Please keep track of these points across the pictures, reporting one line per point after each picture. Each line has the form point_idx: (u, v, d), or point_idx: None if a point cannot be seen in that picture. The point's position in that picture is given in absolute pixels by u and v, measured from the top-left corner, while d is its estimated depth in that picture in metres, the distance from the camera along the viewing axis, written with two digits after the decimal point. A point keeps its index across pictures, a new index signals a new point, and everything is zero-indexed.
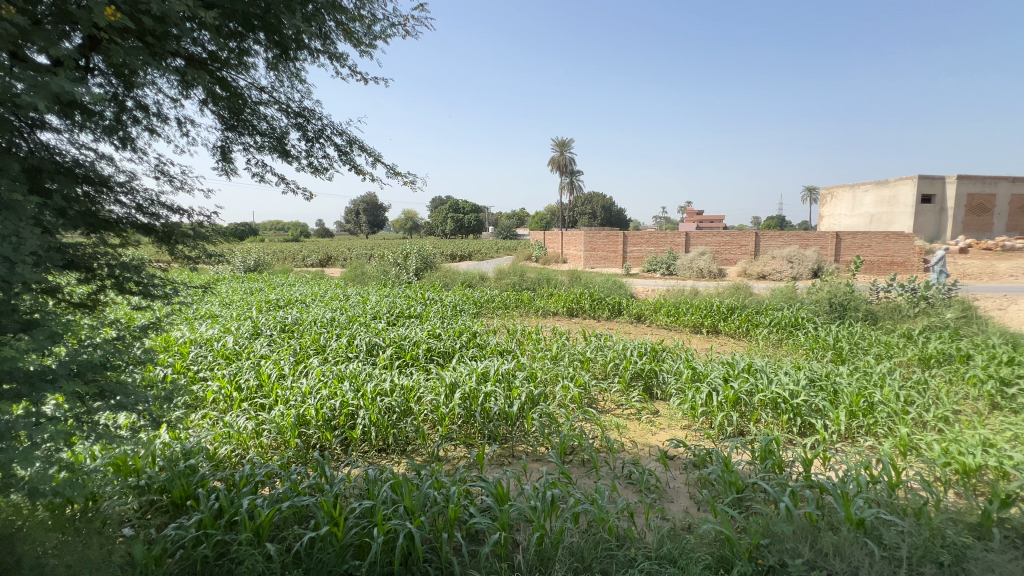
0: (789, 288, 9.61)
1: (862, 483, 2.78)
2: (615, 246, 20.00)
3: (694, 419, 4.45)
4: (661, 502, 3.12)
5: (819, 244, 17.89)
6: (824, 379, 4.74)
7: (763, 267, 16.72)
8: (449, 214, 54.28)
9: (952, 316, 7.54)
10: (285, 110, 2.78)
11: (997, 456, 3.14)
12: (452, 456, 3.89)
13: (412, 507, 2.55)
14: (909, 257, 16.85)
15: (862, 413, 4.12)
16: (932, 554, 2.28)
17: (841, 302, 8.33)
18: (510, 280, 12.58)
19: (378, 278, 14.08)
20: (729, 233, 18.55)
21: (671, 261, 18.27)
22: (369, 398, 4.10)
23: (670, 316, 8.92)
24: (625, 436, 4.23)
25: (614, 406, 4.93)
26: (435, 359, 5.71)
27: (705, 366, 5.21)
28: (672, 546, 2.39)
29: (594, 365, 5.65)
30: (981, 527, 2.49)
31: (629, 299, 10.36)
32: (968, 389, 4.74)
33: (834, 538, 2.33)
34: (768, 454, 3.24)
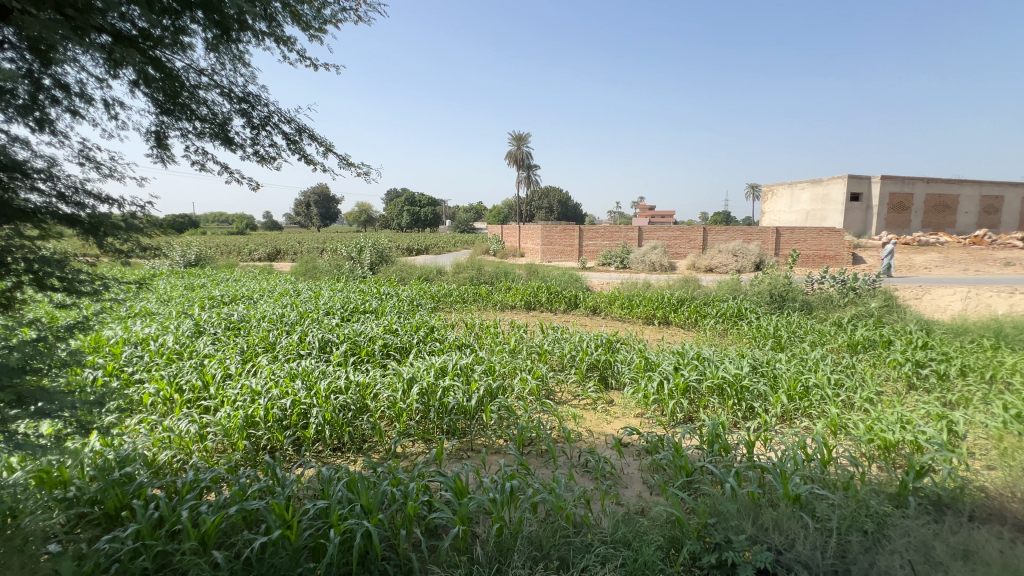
0: (734, 280, 10.11)
1: (798, 461, 2.99)
2: (571, 240, 20.32)
3: (647, 408, 4.63)
4: (616, 488, 3.23)
5: (761, 239, 18.92)
6: (765, 365, 5.05)
7: (710, 260, 17.51)
8: (405, 207, 53.36)
9: (875, 305, 8.20)
10: (227, 95, 2.62)
11: (913, 431, 3.46)
12: (409, 452, 3.86)
13: (369, 506, 2.50)
14: (840, 251, 18.10)
15: (798, 396, 4.43)
16: (859, 523, 2.48)
17: (781, 293, 8.88)
18: (468, 274, 12.53)
19: (330, 272, 13.63)
20: (678, 228, 19.27)
21: (624, 255, 18.79)
22: (322, 397, 3.98)
23: (624, 308, 9.19)
24: (581, 426, 4.34)
25: (570, 397, 5.04)
26: (392, 354, 5.61)
27: (656, 356, 5.41)
28: (626, 530, 2.48)
29: (552, 357, 5.74)
30: (899, 497, 2.74)
31: (585, 292, 10.57)
32: (889, 371, 5.20)
33: (774, 514, 2.48)
34: (715, 438, 3.42)
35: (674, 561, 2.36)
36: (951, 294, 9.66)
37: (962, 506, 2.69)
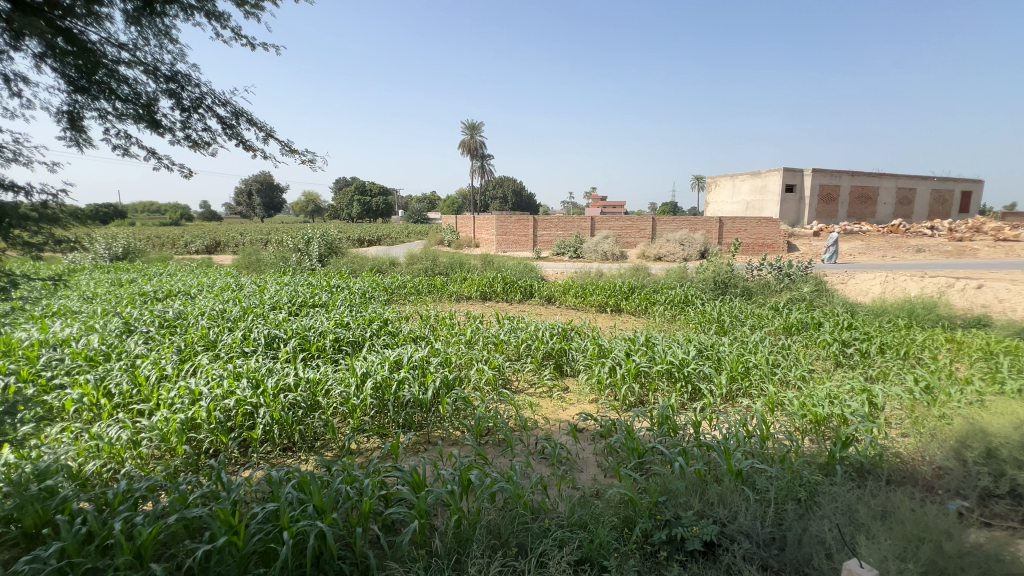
0: (681, 268, 10.53)
1: (741, 438, 3.17)
2: (525, 231, 20.44)
3: (600, 393, 4.76)
4: (572, 472, 3.32)
5: (705, 228, 19.79)
6: (710, 348, 5.31)
7: (659, 249, 18.15)
8: (356, 197, 51.68)
9: (807, 290, 8.80)
10: (152, 73, 2.41)
11: (840, 405, 3.75)
12: (364, 448, 3.80)
13: (322, 506, 2.42)
14: (776, 240, 19.23)
15: (739, 376, 4.69)
16: (793, 492, 2.68)
17: (723, 280, 9.35)
18: (422, 265, 12.32)
19: (275, 265, 13.00)
20: (629, 218, 19.79)
21: (578, 244, 19.10)
22: (270, 396, 3.80)
23: (578, 297, 9.37)
24: (538, 413, 4.41)
25: (526, 385, 5.11)
26: (344, 349, 5.44)
27: (609, 343, 5.56)
28: (583, 513, 2.55)
29: (508, 347, 5.77)
30: (828, 466, 2.98)
31: (540, 282, 10.68)
32: (820, 351, 5.61)
33: (719, 489, 2.63)
34: (665, 419, 3.57)
35: (627, 539, 2.45)
36: (873, 278, 10.51)
37: (880, 471, 2.97)
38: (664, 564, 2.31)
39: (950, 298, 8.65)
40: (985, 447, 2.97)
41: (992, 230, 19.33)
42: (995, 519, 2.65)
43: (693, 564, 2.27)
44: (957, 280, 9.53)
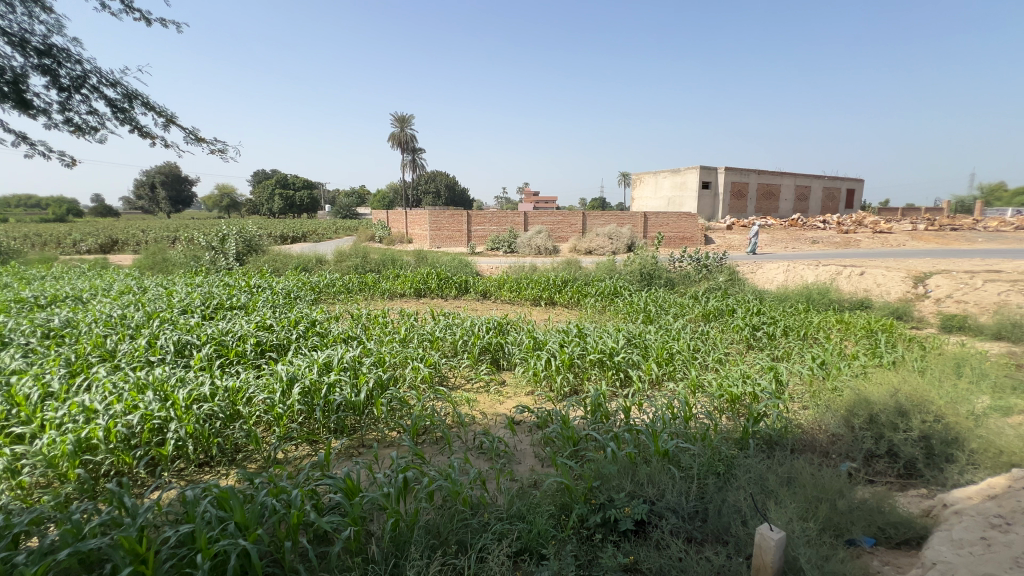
0: (610, 261, 10.97)
1: (667, 420, 3.36)
2: (459, 226, 20.38)
3: (536, 385, 4.86)
4: (510, 465, 3.36)
5: (632, 223, 20.74)
6: (637, 337, 5.59)
7: (589, 243, 18.77)
8: (277, 191, 48.47)
9: (722, 280, 9.52)
10: (20, 47, 2.20)
11: (752, 384, 4.10)
12: (293, 457, 3.60)
13: (245, 522, 2.25)
14: (695, 233, 20.58)
15: (664, 362, 4.99)
16: (713, 467, 2.89)
17: (648, 271, 9.88)
18: (352, 262, 11.83)
19: (185, 265, 11.88)
20: (561, 213, 20.24)
21: (512, 239, 19.24)
22: (181, 408, 3.47)
23: (513, 291, 9.47)
24: (475, 409, 4.41)
25: (463, 381, 5.10)
26: (268, 353, 5.09)
27: (544, 335, 5.67)
28: (521, 504, 2.58)
29: (443, 344, 5.71)
30: (742, 440, 3.26)
31: (475, 277, 10.65)
32: (734, 335, 6.10)
33: (648, 470, 2.77)
34: (598, 407, 3.71)
35: (564, 525, 2.52)
36: (777, 267, 11.59)
37: (785, 442, 3.30)
38: (600, 545, 2.40)
39: (839, 284, 9.76)
40: (868, 414, 3.39)
41: (871, 224, 22.04)
42: (876, 476, 3.04)
43: (626, 543, 2.39)
44: (844, 267, 10.77)
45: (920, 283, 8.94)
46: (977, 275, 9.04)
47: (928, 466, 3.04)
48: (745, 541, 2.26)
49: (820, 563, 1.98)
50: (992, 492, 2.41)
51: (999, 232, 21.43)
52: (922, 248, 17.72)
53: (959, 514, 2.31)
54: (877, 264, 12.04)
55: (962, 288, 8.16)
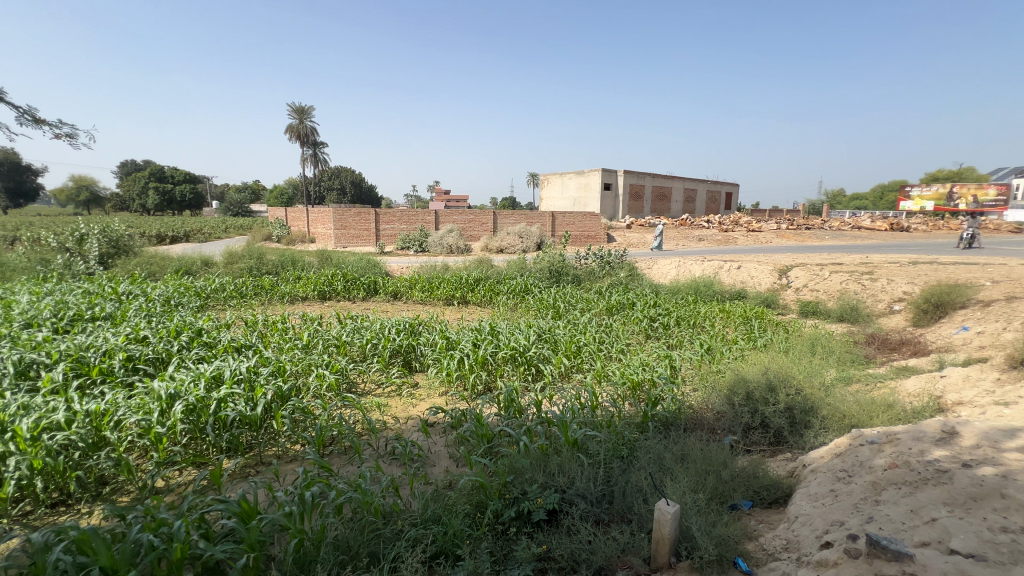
0: (521, 259, 11.22)
1: (576, 411, 3.52)
2: (366, 224, 19.64)
3: (450, 385, 4.82)
4: (424, 468, 3.31)
5: (540, 222, 21.38)
6: (547, 332, 5.78)
7: (500, 242, 18.98)
8: (149, 183, 42.67)
9: (623, 276, 10.18)
10: None
11: (650, 371, 4.43)
12: (176, 483, 3.20)
13: (114, 565, 1.95)
14: (598, 232, 21.73)
15: (573, 354, 5.22)
16: (617, 451, 3.08)
17: (557, 269, 10.27)
18: (245, 263, 10.80)
19: (30, 270, 10.02)
20: (471, 212, 20.25)
21: (423, 238, 18.86)
22: (26, 440, 2.92)
23: (425, 291, 9.29)
24: (387, 415, 4.26)
25: (374, 387, 4.91)
26: (141, 369, 4.46)
27: (457, 335, 5.63)
28: (436, 507, 2.54)
29: (351, 348, 5.44)
30: (642, 424, 3.51)
31: (384, 277, 10.28)
32: (635, 326, 6.56)
33: (559, 460, 2.87)
34: (511, 402, 3.78)
35: (480, 523, 2.53)
36: (670, 263, 12.67)
37: (679, 423, 3.61)
38: (514, 538, 2.45)
39: (721, 277, 10.92)
40: (745, 391, 3.83)
41: (745, 223, 24.94)
42: (752, 446, 3.46)
43: (539, 533, 2.46)
44: (724, 261, 12.08)
45: (783, 274, 10.30)
46: (825, 267, 10.63)
47: (792, 433, 3.52)
48: (646, 517, 2.44)
49: (709, 529, 2.19)
50: (838, 450, 2.85)
51: (840, 230, 25.42)
52: (785, 245, 20.44)
53: (814, 472, 2.70)
54: (750, 258, 13.68)
55: (815, 278, 9.54)
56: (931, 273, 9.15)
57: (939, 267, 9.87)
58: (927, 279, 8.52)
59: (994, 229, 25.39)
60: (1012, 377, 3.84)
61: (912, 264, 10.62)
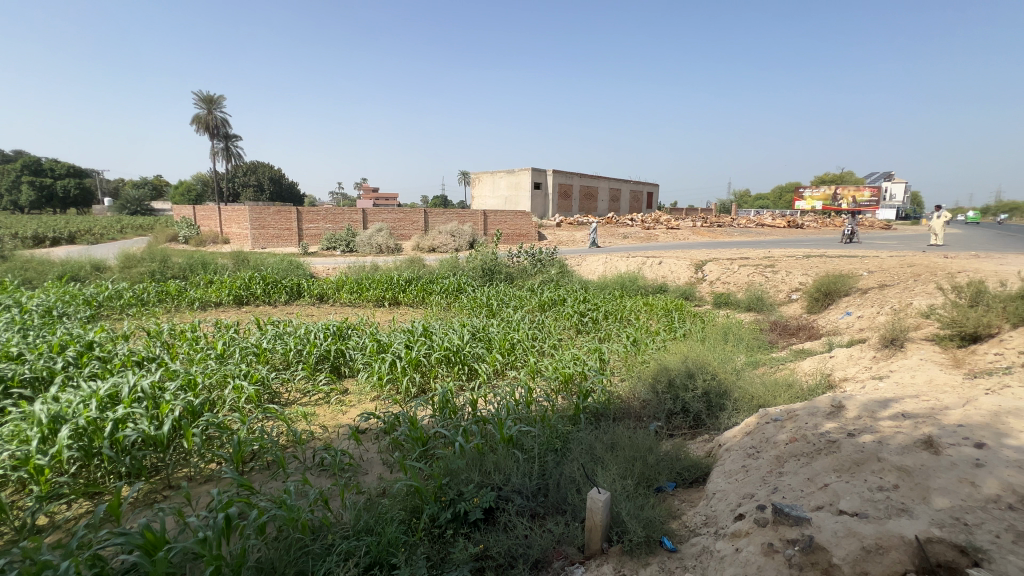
0: (454, 258, 11.11)
1: (511, 407, 3.55)
2: (287, 223, 18.50)
3: (382, 389, 4.68)
4: (356, 477, 3.19)
5: (472, 220, 21.31)
6: (481, 330, 5.78)
7: (432, 241, 18.66)
8: (22, 177, 37.15)
9: (554, 273, 10.43)
10: None
11: (581, 365, 4.57)
12: (64, 519, 2.82)
13: None
14: (530, 230, 22.05)
15: (506, 352, 5.26)
16: (551, 444, 3.15)
17: (489, 267, 10.30)
18: (146, 267, 9.75)
19: None
20: (401, 210, 19.75)
21: (350, 238, 18.09)
22: None
23: (354, 293, 8.92)
24: (314, 424, 4.04)
25: (299, 396, 4.64)
26: (16, 391, 3.88)
27: (388, 337, 5.46)
28: (369, 517, 2.45)
29: (273, 356, 5.10)
30: (575, 416, 3.62)
31: (309, 279, 9.74)
32: (566, 321, 6.74)
33: (494, 458, 2.88)
34: (445, 403, 3.73)
35: (415, 529, 2.48)
36: (598, 259, 13.17)
37: (608, 413, 3.77)
38: (451, 541, 2.43)
39: (644, 272, 11.53)
40: (668, 379, 4.08)
41: (665, 221, 26.52)
42: (675, 430, 3.70)
43: (476, 533, 2.46)
44: (647, 257, 12.77)
45: (699, 269, 11.07)
46: (734, 261, 11.58)
47: (709, 416, 3.80)
48: (580, 507, 2.51)
49: (637, 512, 2.30)
50: (748, 429, 3.12)
51: (747, 227, 27.82)
52: (700, 241, 21.99)
53: (728, 451, 2.94)
54: (670, 254, 14.57)
55: (726, 271, 10.36)
56: (820, 265, 10.29)
57: (826, 260, 11.13)
58: (818, 270, 9.56)
59: (869, 226, 29.05)
60: (885, 354, 4.42)
61: (805, 257, 11.86)
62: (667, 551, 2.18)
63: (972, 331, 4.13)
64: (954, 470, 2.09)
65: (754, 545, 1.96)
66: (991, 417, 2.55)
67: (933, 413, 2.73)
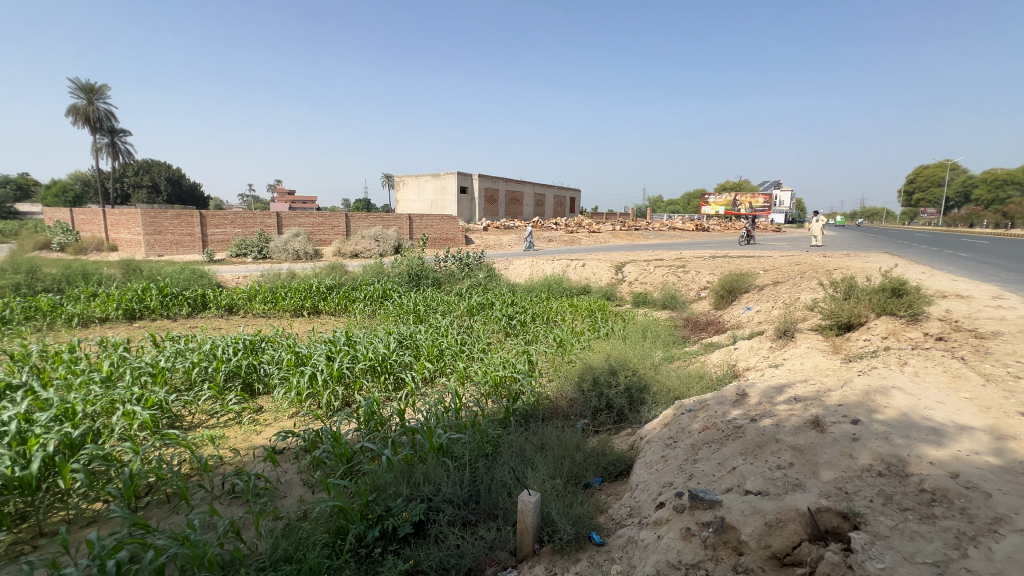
0: (378, 263, 10.73)
1: (441, 415, 3.48)
2: (190, 228, 16.92)
3: (302, 405, 4.39)
4: (273, 502, 2.96)
5: (397, 224, 20.74)
6: (408, 338, 5.62)
7: (354, 246, 17.91)
8: None
9: (482, 277, 10.44)
10: None
11: (510, 368, 4.60)
12: None
13: None
14: (457, 234, 21.88)
15: (435, 358, 5.16)
16: (481, 449, 3.14)
17: (416, 272, 10.08)
18: (9, 279, 8.38)
19: None
20: (320, 214, 18.74)
21: (264, 243, 16.85)
22: None
23: (268, 302, 8.29)
24: (223, 449, 3.69)
25: (206, 419, 4.21)
26: None
27: (307, 348, 5.13)
28: (287, 544, 2.27)
29: (172, 377, 4.58)
30: (504, 419, 3.63)
31: (216, 289, 8.91)
32: (495, 325, 6.76)
33: (423, 468, 2.80)
34: (372, 416, 3.57)
35: (340, 551, 2.34)
36: (524, 263, 13.38)
37: (537, 414, 3.83)
38: (380, 560, 2.33)
39: (569, 275, 11.90)
40: (593, 377, 4.23)
41: (587, 225, 27.63)
42: (600, 426, 3.85)
43: (406, 548, 2.38)
44: (571, 260, 13.19)
45: (619, 270, 11.64)
46: (650, 262, 12.32)
47: (632, 411, 3.99)
48: (512, 510, 2.52)
49: (566, 510, 2.36)
50: (665, 420, 3.32)
51: (660, 231, 29.76)
52: (619, 244, 23.19)
53: (649, 442, 3.11)
54: (592, 256, 15.18)
55: (643, 272, 11.00)
56: (724, 264, 11.27)
57: (729, 260, 12.22)
58: (722, 270, 10.45)
59: (763, 229, 32.29)
60: (779, 344, 4.93)
61: (711, 258, 12.90)
62: (596, 546, 2.25)
63: (846, 320, 4.73)
64: (837, 445, 2.36)
65: (674, 531, 2.07)
66: (863, 395, 2.92)
67: (819, 395, 3.08)
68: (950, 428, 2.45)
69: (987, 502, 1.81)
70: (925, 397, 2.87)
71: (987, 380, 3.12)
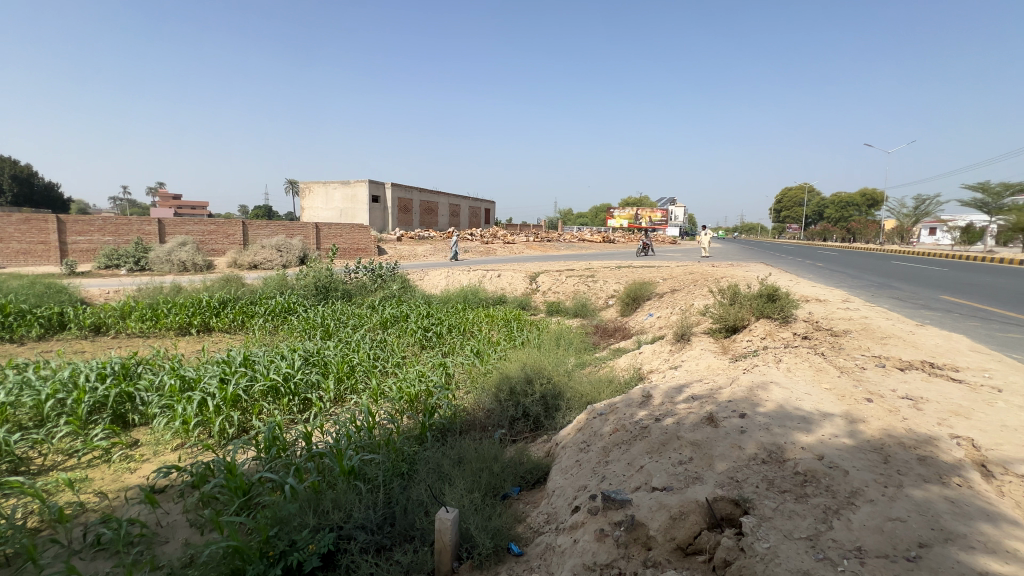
0: (280, 275, 9.95)
1: (351, 435, 3.29)
2: (45, 233, 14.69)
3: (189, 435, 3.90)
4: (152, 549, 2.59)
5: (303, 233, 19.46)
6: (315, 354, 5.25)
7: (253, 256, 16.44)
8: None
9: (396, 288, 10.12)
10: None
11: (426, 382, 4.48)
12: None
13: None
14: (368, 244, 21.03)
15: (345, 375, 4.87)
16: (396, 469, 3.01)
17: (324, 284, 9.52)
18: None
19: None
20: (212, 221, 16.99)
21: (141, 253, 14.87)
22: None
23: (147, 320, 7.32)
24: (86, 494, 3.15)
25: (63, 460, 3.58)
26: None
27: (195, 371, 4.57)
28: None
29: (16, 413, 3.83)
30: (420, 435, 3.53)
31: (78, 306, 7.67)
32: (410, 338, 6.57)
33: (332, 495, 2.62)
34: (273, 442, 3.26)
35: None
36: (439, 273, 13.22)
37: (454, 427, 3.77)
38: None
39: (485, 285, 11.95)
40: (510, 387, 4.27)
41: (501, 237, 28.09)
42: (517, 435, 3.89)
43: None
44: (486, 270, 13.28)
45: (533, 280, 11.95)
46: (562, 272, 12.81)
47: (547, 418, 4.08)
48: (429, 530, 2.43)
49: (485, 524, 2.33)
50: (579, 425, 3.44)
51: (571, 243, 31.12)
52: (533, 255, 23.83)
53: (564, 447, 3.20)
54: (507, 267, 15.38)
55: (556, 282, 11.40)
56: (628, 274, 12.06)
57: (632, 270, 13.09)
58: (627, 279, 11.15)
59: (661, 242, 35.09)
60: (677, 347, 5.35)
61: (616, 268, 13.73)
62: (514, 556, 2.24)
63: (732, 323, 5.27)
64: (728, 437, 2.61)
65: (589, 533, 2.14)
66: (748, 390, 3.26)
67: (712, 392, 3.39)
68: (816, 415, 2.82)
69: (845, 478, 2.10)
70: (796, 389, 3.27)
71: (841, 371, 3.64)
